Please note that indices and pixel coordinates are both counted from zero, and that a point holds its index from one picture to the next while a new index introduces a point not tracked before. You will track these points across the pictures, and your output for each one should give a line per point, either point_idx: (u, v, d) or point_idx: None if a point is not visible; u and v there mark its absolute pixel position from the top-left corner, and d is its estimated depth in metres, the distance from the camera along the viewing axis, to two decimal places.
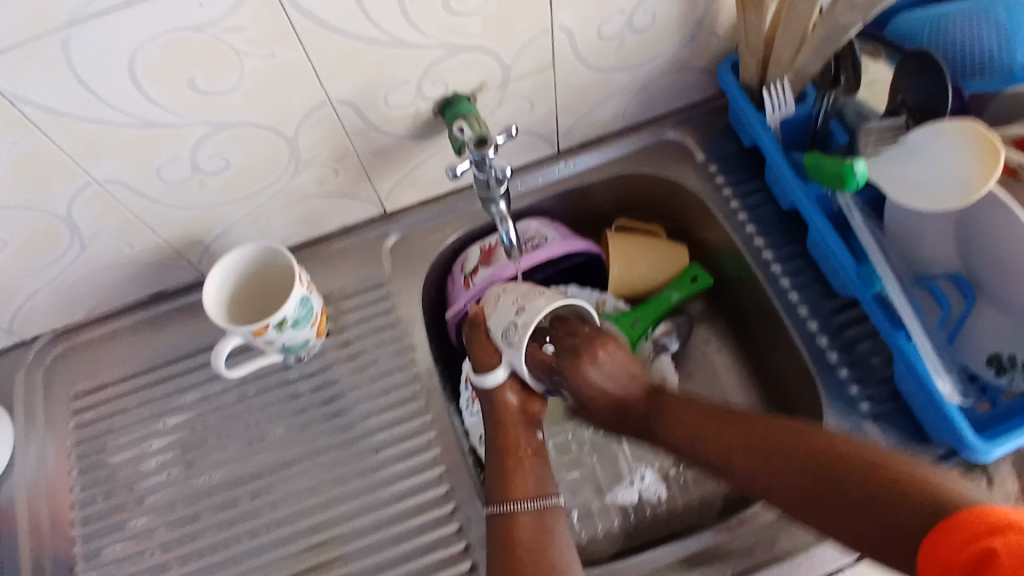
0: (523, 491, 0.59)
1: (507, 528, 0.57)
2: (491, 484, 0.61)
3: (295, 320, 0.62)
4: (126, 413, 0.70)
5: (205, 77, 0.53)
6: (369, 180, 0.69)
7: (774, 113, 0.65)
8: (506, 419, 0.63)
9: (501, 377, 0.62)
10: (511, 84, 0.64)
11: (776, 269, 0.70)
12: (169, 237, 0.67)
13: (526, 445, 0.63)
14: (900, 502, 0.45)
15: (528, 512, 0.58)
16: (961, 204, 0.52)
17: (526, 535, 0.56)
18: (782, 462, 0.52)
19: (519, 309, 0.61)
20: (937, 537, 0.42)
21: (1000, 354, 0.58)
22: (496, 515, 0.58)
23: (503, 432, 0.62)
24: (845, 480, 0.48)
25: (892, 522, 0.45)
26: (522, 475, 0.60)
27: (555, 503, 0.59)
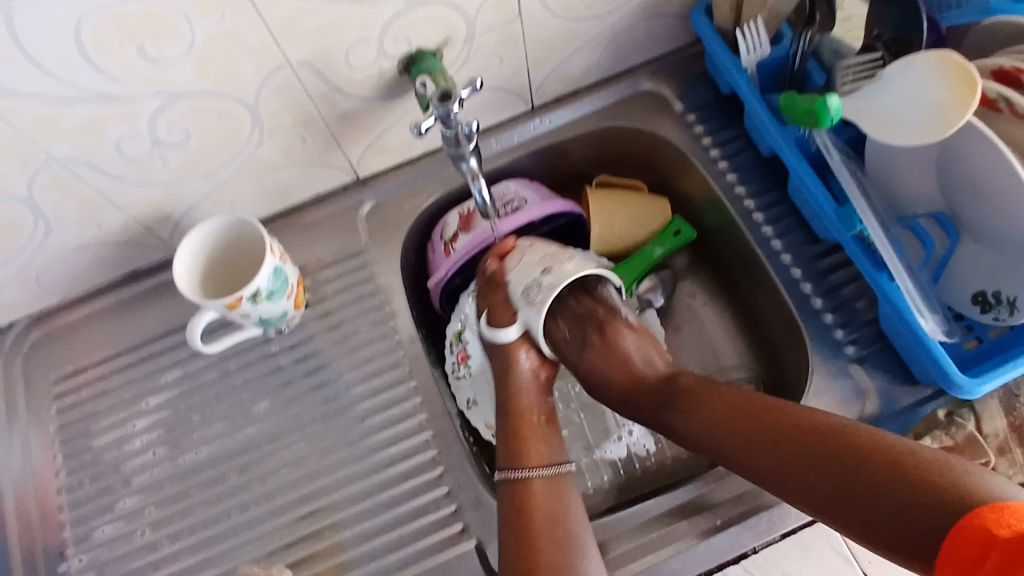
0: (534, 457, 0.58)
1: (521, 492, 0.56)
2: (500, 452, 0.60)
3: (270, 291, 0.61)
4: (106, 396, 0.69)
5: (153, 43, 0.51)
6: (338, 145, 0.67)
7: (750, 54, 0.64)
8: (518, 385, 0.62)
9: (515, 334, 0.62)
10: (477, 38, 0.62)
11: (758, 218, 0.69)
12: (137, 214, 0.65)
13: (533, 413, 0.62)
14: (910, 498, 0.42)
15: (541, 479, 0.57)
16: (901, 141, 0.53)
17: (541, 499, 0.55)
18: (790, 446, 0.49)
19: (545, 269, 0.62)
20: (958, 534, 0.39)
21: (985, 291, 0.57)
22: (506, 482, 0.57)
23: (513, 399, 0.62)
24: (856, 471, 0.44)
25: (902, 519, 0.42)
26: (534, 442, 0.59)
27: (567, 468, 0.58)
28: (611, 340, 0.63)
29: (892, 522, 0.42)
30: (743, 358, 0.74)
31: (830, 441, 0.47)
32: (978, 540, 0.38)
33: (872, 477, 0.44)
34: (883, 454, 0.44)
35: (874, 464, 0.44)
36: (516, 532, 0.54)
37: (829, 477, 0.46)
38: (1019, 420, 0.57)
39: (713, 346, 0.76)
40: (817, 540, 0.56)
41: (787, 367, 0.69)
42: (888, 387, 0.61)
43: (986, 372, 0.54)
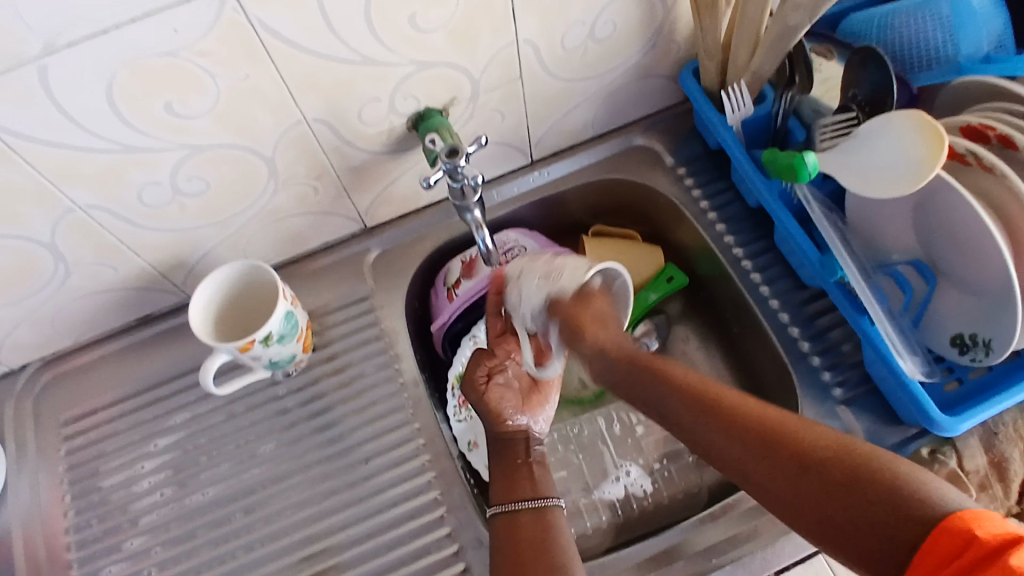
0: (523, 492, 0.61)
1: (511, 527, 0.58)
2: (495, 491, 0.62)
3: (281, 334, 0.63)
4: (116, 437, 0.71)
5: (179, 99, 0.55)
6: (348, 196, 0.71)
7: (734, 113, 0.68)
8: (503, 431, 0.67)
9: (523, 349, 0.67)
10: (480, 97, 0.67)
11: (746, 265, 0.73)
12: (154, 260, 0.68)
13: (523, 455, 0.66)
14: (880, 508, 0.42)
15: (530, 512, 0.59)
16: (875, 193, 0.57)
17: (529, 531, 0.57)
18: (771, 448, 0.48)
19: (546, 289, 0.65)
20: (932, 542, 0.40)
21: (963, 334, 0.60)
22: (500, 515, 0.59)
23: (507, 448, 0.66)
24: (829, 478, 0.45)
25: (872, 528, 0.42)
26: (522, 480, 0.62)
27: (555, 502, 0.60)
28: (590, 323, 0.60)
29: (859, 529, 0.43)
30: None
31: (803, 445, 0.47)
32: (955, 543, 0.39)
33: (843, 486, 0.44)
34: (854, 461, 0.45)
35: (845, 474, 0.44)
36: (507, 563, 0.56)
37: (800, 483, 0.46)
38: (999, 458, 0.60)
39: None
40: None
41: (779, 409, 0.71)
42: (876, 428, 0.63)
43: (964, 412, 0.57)
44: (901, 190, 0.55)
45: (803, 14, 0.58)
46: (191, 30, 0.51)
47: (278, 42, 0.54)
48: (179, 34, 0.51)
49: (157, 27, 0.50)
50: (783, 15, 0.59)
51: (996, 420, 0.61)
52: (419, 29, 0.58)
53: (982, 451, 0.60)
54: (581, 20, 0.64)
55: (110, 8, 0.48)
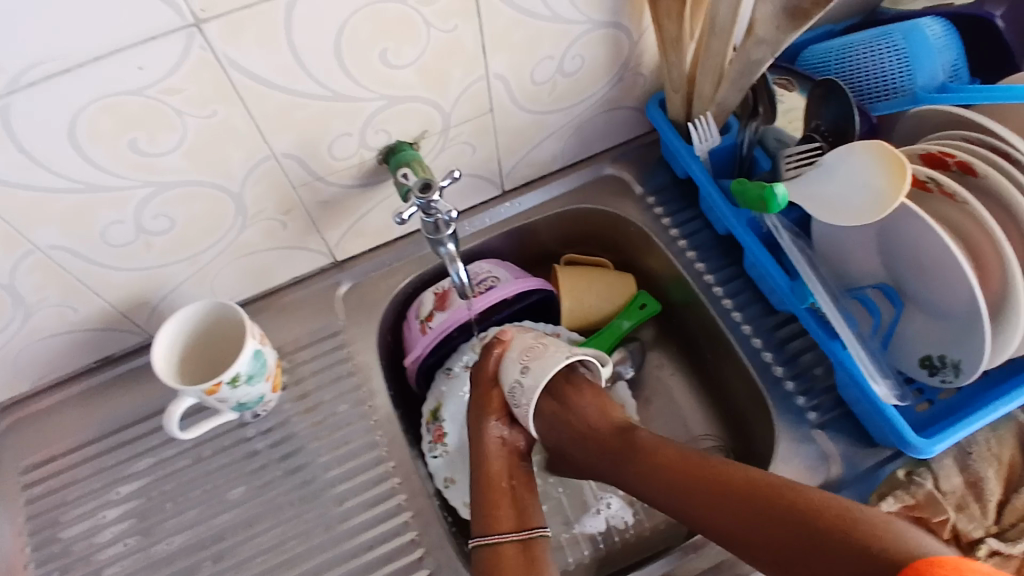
0: (505, 522, 0.59)
1: (493, 560, 0.56)
2: (475, 517, 0.60)
3: (249, 374, 0.61)
4: (77, 484, 0.67)
5: (147, 137, 0.54)
6: (318, 230, 0.70)
7: (702, 143, 0.70)
8: (488, 452, 0.64)
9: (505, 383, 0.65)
10: (451, 130, 0.67)
11: (718, 291, 0.74)
12: (115, 299, 0.66)
13: (503, 477, 0.62)
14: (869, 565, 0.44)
15: (514, 543, 0.57)
16: (835, 220, 0.59)
17: (512, 565, 0.56)
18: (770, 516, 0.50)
19: (524, 368, 0.64)
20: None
21: (931, 355, 0.61)
22: (483, 546, 0.57)
23: (486, 463, 0.63)
24: (820, 539, 0.47)
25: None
26: (503, 507, 0.60)
27: (541, 532, 0.59)
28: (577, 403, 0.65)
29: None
30: (713, 427, 0.76)
31: (791, 507, 0.50)
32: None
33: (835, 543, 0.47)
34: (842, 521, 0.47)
35: (835, 533, 0.47)
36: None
37: (792, 544, 0.48)
38: (973, 477, 0.61)
39: (683, 416, 0.78)
40: None
41: (754, 435, 0.71)
42: (850, 451, 0.64)
43: (938, 433, 0.58)
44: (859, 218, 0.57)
45: (765, 49, 0.59)
46: (158, 68, 0.50)
47: (248, 79, 0.54)
48: (145, 72, 0.50)
49: (123, 65, 0.49)
50: (745, 50, 0.61)
51: (968, 440, 0.62)
52: (391, 65, 0.58)
53: (956, 471, 0.61)
54: (550, 55, 0.65)
55: (77, 47, 0.47)
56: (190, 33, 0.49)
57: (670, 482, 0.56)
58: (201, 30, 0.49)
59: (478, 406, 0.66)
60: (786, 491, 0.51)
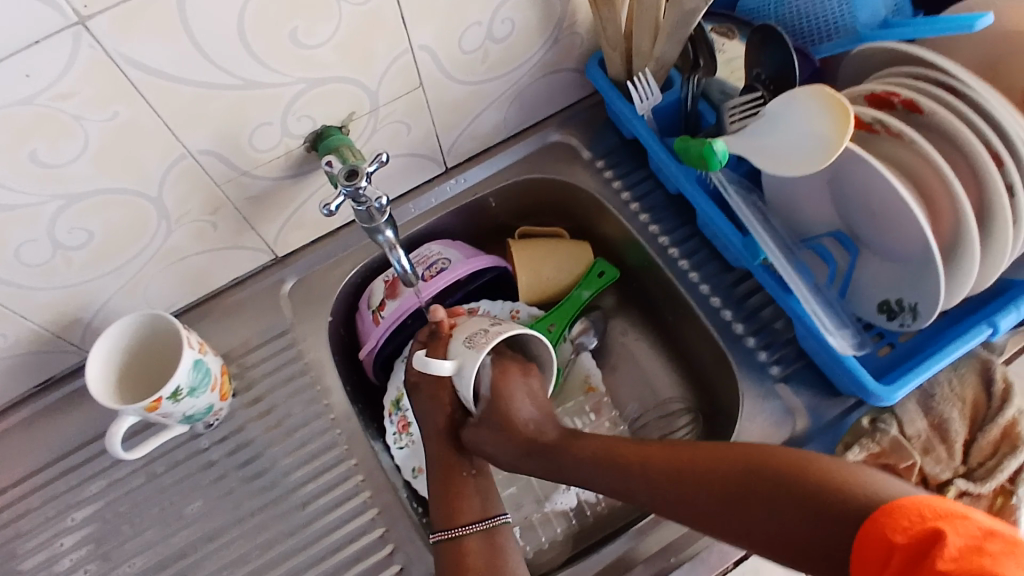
0: (468, 513, 0.58)
1: (457, 553, 0.55)
2: (435, 510, 0.59)
3: (191, 386, 0.59)
4: (29, 514, 0.64)
5: (45, 147, 0.50)
6: (252, 227, 0.66)
7: (643, 103, 0.67)
8: (440, 440, 0.62)
9: (444, 369, 0.56)
10: (381, 110, 0.63)
11: (673, 252, 0.72)
12: (44, 320, 0.62)
13: (464, 467, 0.61)
14: (816, 508, 0.44)
15: (477, 534, 0.56)
16: (797, 172, 0.56)
17: (477, 557, 0.55)
18: (702, 476, 0.49)
19: (493, 321, 0.60)
20: (867, 540, 0.40)
21: (889, 300, 0.61)
22: (445, 541, 0.56)
23: (441, 454, 0.62)
24: (774, 490, 0.46)
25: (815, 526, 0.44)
26: (466, 496, 0.59)
27: (503, 520, 0.58)
28: (511, 381, 0.60)
29: (825, 537, 0.43)
30: (680, 389, 0.75)
31: (745, 465, 0.48)
32: (880, 544, 0.40)
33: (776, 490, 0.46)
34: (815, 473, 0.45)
35: (786, 485, 0.46)
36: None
37: (744, 502, 0.47)
38: (938, 419, 0.61)
39: (650, 381, 0.77)
40: None
41: (719, 393, 0.70)
42: (814, 403, 0.64)
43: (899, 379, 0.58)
44: (823, 159, 0.54)
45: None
46: (48, 73, 0.46)
47: (147, 76, 0.50)
48: (33, 79, 0.46)
49: (7, 73, 0.45)
50: (678, 1, 0.58)
51: (931, 383, 0.62)
52: (305, 46, 0.54)
53: (920, 414, 0.61)
54: (478, 21, 0.61)
55: None
56: (76, 32, 0.45)
57: (628, 472, 0.53)
58: (87, 28, 0.45)
59: (428, 392, 0.64)
60: (718, 449, 0.50)
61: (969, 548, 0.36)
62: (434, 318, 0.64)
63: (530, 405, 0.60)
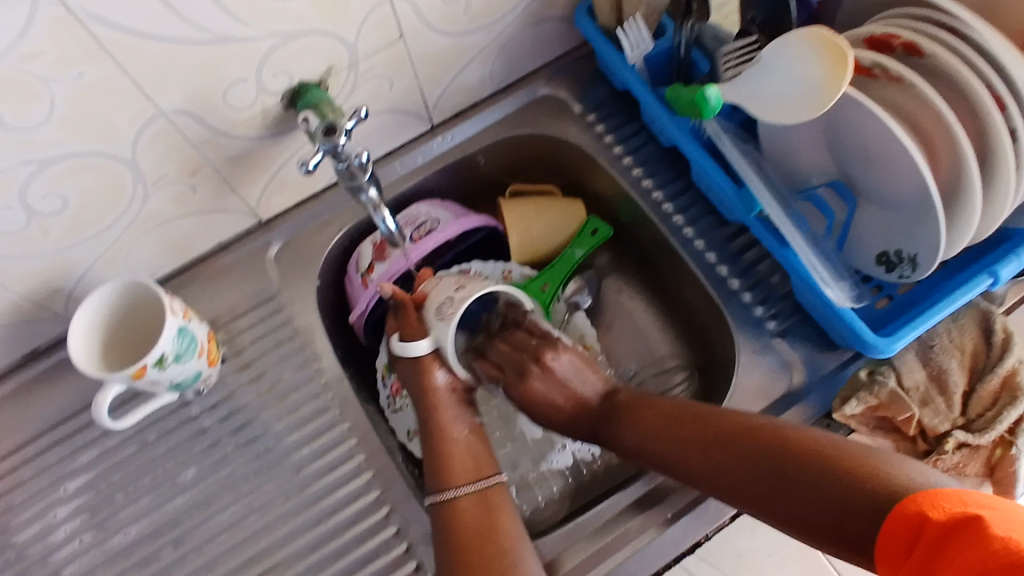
0: (461, 474, 0.57)
1: (452, 515, 0.54)
2: (428, 472, 0.58)
3: (177, 353, 0.58)
4: (22, 486, 0.64)
5: (10, 110, 0.48)
6: (233, 189, 0.64)
7: (633, 51, 0.65)
8: (434, 402, 0.60)
9: (424, 349, 0.60)
10: (361, 64, 0.61)
11: (667, 207, 0.70)
12: (24, 289, 0.61)
13: (457, 428, 0.60)
14: (838, 495, 0.43)
15: (471, 496, 0.55)
16: (787, 121, 0.54)
17: (471, 517, 0.54)
18: (730, 448, 0.49)
19: (458, 286, 0.61)
20: (896, 519, 0.40)
21: (887, 252, 0.59)
22: (439, 503, 0.55)
23: (435, 414, 0.60)
24: (797, 470, 0.45)
25: (836, 511, 0.43)
26: (459, 457, 0.58)
27: (498, 480, 0.57)
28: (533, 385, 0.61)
29: (826, 515, 0.43)
30: (675, 346, 0.75)
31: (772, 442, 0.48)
32: (912, 523, 0.39)
33: (801, 470, 0.45)
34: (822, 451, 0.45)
35: (809, 466, 0.45)
36: (448, 549, 0.53)
37: (766, 478, 0.47)
38: (936, 370, 0.60)
39: (645, 338, 0.76)
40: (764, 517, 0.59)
41: (716, 350, 0.69)
42: (812, 356, 0.63)
43: (897, 331, 0.56)
44: (813, 113, 0.52)
45: None
46: (8, 31, 0.44)
47: (114, 33, 0.48)
48: None
49: None
50: None
51: (930, 334, 0.62)
52: None
53: (919, 365, 0.60)
54: None
55: None
56: None
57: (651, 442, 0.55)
58: None
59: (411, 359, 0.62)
60: (752, 423, 0.50)
61: (1010, 530, 0.35)
62: (385, 296, 0.63)
63: (554, 388, 0.61)
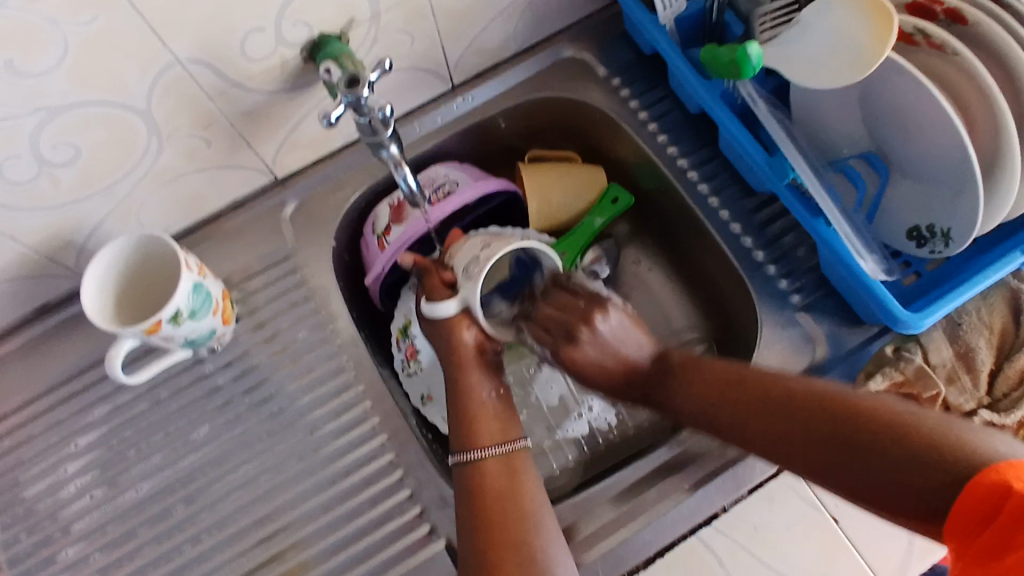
0: (487, 436, 0.56)
1: (475, 474, 0.54)
2: (452, 432, 0.57)
3: (191, 310, 0.57)
4: (32, 441, 0.64)
5: (20, 54, 0.46)
6: (248, 145, 0.63)
7: (666, 11, 0.63)
8: (461, 359, 0.59)
9: (452, 309, 0.57)
10: (382, 17, 0.59)
11: (692, 175, 0.69)
12: (34, 242, 0.60)
13: (483, 389, 0.59)
14: (944, 479, 0.39)
15: (496, 458, 0.55)
16: (829, 85, 0.52)
17: (496, 479, 0.53)
18: (812, 423, 0.45)
19: (484, 245, 0.59)
20: (977, 499, 0.38)
21: (919, 226, 0.58)
22: (463, 463, 0.55)
23: (460, 373, 0.59)
24: (893, 452, 0.41)
25: (939, 498, 0.39)
26: (484, 420, 0.57)
27: (523, 445, 0.56)
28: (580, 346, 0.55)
29: (931, 503, 0.39)
30: (694, 319, 0.73)
31: (859, 420, 0.43)
32: (992, 497, 0.37)
33: (897, 451, 0.41)
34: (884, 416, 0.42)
35: (906, 445, 0.41)
36: (468, 508, 0.52)
37: (855, 457, 0.42)
38: (964, 348, 0.59)
39: (664, 310, 0.75)
40: (783, 490, 0.59)
41: (738, 325, 0.68)
42: (836, 331, 0.62)
43: (928, 306, 0.55)
44: (858, 75, 0.50)
45: None
46: None
47: None
48: None
49: None
50: None
51: (959, 311, 0.60)
52: None
53: (946, 343, 0.59)
54: None
55: None
56: None
57: (718, 400, 0.50)
58: None
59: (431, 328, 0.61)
60: (837, 394, 0.45)
61: None
62: (407, 267, 0.63)
63: (606, 353, 0.55)
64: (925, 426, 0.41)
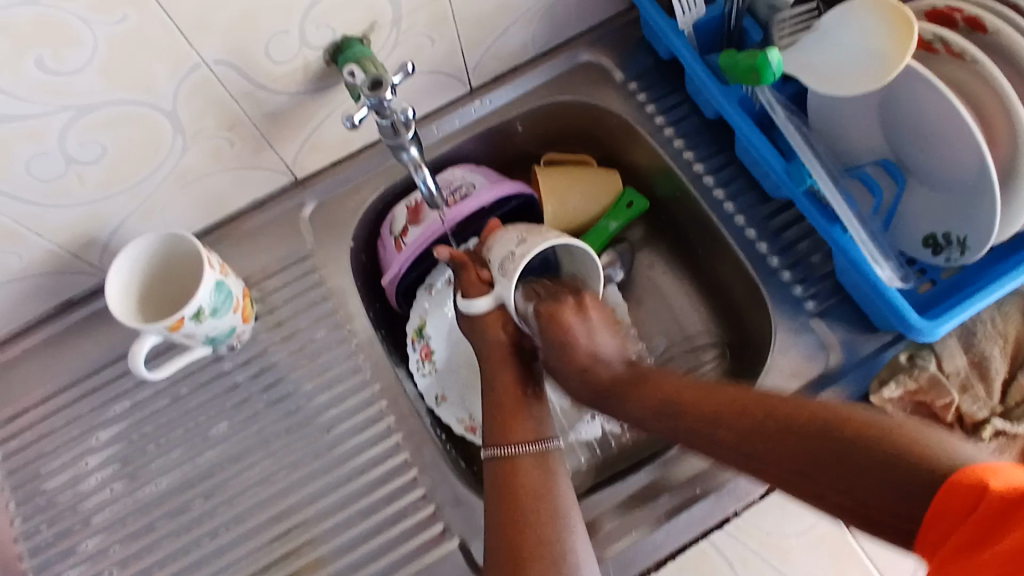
0: (522, 433, 0.57)
1: (507, 471, 0.55)
2: (486, 429, 0.58)
3: (213, 308, 0.58)
4: (54, 434, 0.65)
5: (51, 55, 0.48)
6: (270, 146, 0.64)
7: (685, 16, 0.63)
8: (498, 356, 0.60)
9: (487, 306, 0.59)
10: (404, 21, 0.60)
11: (708, 181, 0.69)
12: (60, 239, 0.61)
13: (520, 386, 0.60)
14: (888, 470, 0.39)
15: (529, 456, 0.55)
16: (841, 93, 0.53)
17: (528, 478, 0.54)
18: (761, 429, 0.45)
19: (521, 240, 0.59)
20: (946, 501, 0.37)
21: (936, 234, 0.58)
22: (496, 461, 0.55)
23: (499, 371, 0.60)
24: (834, 450, 0.41)
25: (884, 488, 0.39)
26: (521, 419, 0.58)
27: (556, 445, 0.57)
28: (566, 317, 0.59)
29: (872, 495, 0.39)
30: (707, 324, 0.74)
31: (804, 421, 0.44)
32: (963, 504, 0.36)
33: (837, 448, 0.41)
34: (860, 423, 0.42)
35: (848, 440, 0.41)
36: (500, 504, 0.53)
37: (800, 455, 0.43)
38: (978, 357, 0.59)
39: (677, 315, 0.75)
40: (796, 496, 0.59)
41: (751, 331, 0.69)
42: (852, 337, 0.61)
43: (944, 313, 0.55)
44: (873, 85, 0.51)
45: None
46: None
47: None
48: None
49: None
50: None
51: (973, 320, 0.60)
52: None
53: (960, 351, 0.60)
54: None
55: None
56: None
57: (676, 410, 0.51)
58: None
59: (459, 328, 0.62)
60: (781, 401, 0.46)
61: None
62: (443, 260, 0.62)
63: (590, 339, 0.59)
64: (863, 423, 0.41)
